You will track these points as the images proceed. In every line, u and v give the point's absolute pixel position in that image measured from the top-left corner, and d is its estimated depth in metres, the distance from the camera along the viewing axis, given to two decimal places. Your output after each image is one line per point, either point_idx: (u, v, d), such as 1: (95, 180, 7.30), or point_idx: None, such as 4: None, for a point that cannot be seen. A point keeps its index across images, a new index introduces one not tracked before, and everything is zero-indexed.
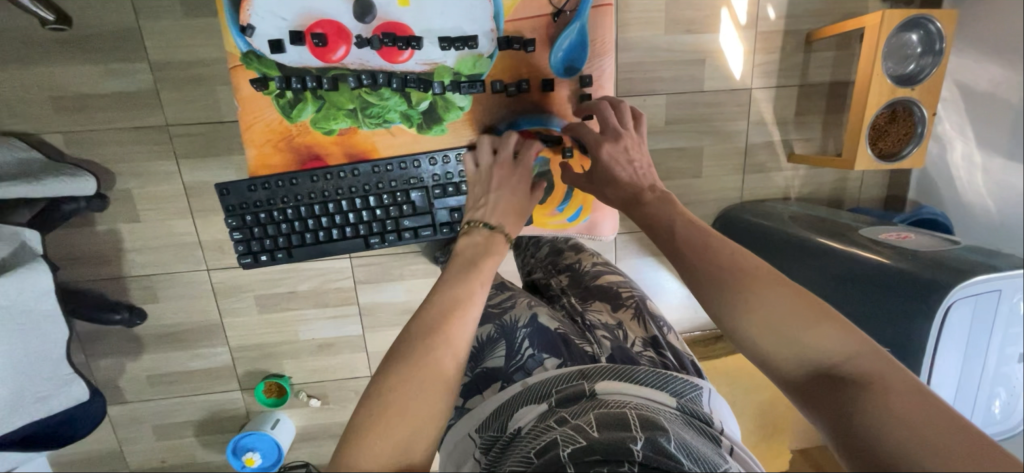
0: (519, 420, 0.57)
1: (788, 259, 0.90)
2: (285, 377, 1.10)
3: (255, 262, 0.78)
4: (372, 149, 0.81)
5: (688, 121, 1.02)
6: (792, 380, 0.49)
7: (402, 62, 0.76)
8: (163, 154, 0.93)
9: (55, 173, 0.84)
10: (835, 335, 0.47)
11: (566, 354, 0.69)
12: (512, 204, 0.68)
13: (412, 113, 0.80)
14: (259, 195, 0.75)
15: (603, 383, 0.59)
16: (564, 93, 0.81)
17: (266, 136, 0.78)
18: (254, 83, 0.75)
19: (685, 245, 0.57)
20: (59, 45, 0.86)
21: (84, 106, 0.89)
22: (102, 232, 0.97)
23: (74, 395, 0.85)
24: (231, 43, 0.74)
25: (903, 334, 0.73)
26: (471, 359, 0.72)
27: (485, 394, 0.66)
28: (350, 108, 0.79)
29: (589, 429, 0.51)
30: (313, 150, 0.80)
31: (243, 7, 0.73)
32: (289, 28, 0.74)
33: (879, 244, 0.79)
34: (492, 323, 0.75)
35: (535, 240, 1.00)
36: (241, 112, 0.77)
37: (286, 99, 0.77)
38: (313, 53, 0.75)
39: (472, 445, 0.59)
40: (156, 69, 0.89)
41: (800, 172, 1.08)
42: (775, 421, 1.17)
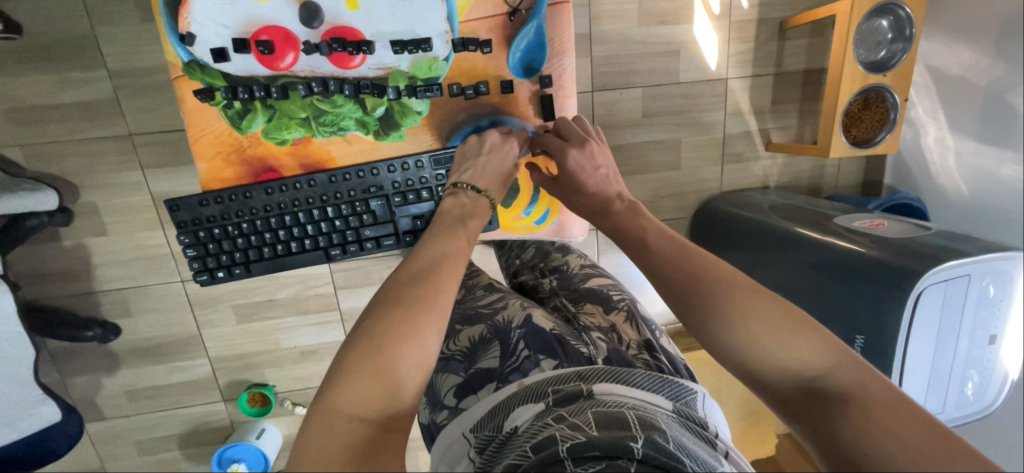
0: (516, 418, 0.57)
1: (767, 249, 0.90)
2: (269, 386, 1.08)
3: (212, 279, 0.77)
4: (329, 159, 0.79)
5: (665, 113, 1.02)
6: (775, 391, 0.48)
7: (354, 67, 0.75)
8: (128, 165, 0.90)
9: (13, 188, 0.81)
10: (818, 345, 0.47)
11: (562, 356, 0.66)
12: (497, 172, 0.74)
13: (367, 120, 0.78)
14: (211, 211, 0.73)
15: (601, 385, 0.58)
16: (525, 95, 0.80)
17: (216, 149, 0.76)
18: (198, 94, 0.73)
19: (665, 257, 0.58)
20: (10, 55, 0.82)
21: (40, 117, 0.86)
22: (69, 246, 0.94)
23: (46, 416, 0.83)
24: (172, 53, 0.72)
25: (877, 322, 0.73)
26: (461, 361, 0.71)
27: (479, 395, 0.64)
28: (303, 117, 0.76)
29: (588, 428, 0.50)
30: (267, 162, 0.77)
31: (182, 14, 0.70)
32: (233, 36, 0.71)
33: (853, 232, 0.80)
34: (483, 323, 0.75)
35: (522, 242, 1.00)
36: (188, 125, 0.75)
37: (234, 110, 0.75)
38: (260, 62, 0.73)
39: (467, 446, 0.58)
40: (115, 76, 0.86)
41: (779, 161, 1.08)
42: (760, 408, 1.18)
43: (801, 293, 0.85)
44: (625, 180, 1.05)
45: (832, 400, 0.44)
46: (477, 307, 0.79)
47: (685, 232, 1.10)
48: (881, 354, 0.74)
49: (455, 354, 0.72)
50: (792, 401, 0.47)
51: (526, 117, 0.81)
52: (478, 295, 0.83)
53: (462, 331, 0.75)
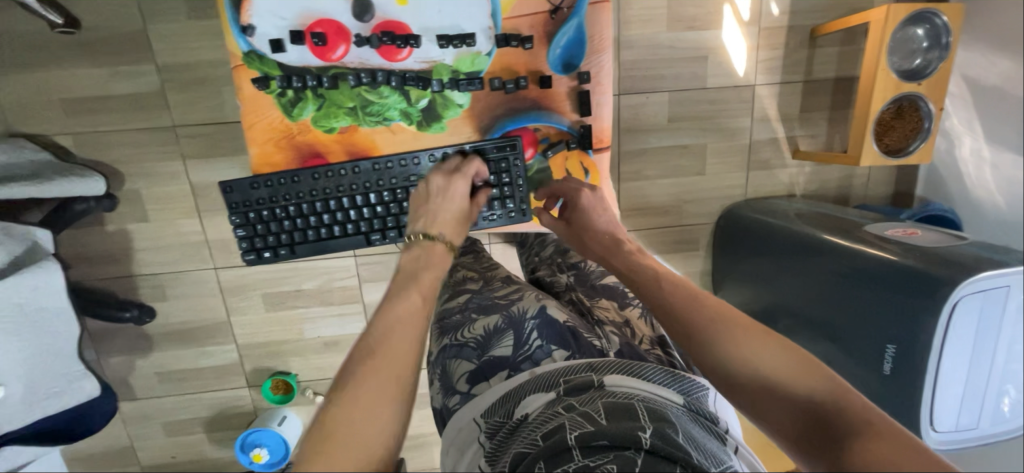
0: (527, 406, 0.58)
1: (792, 256, 0.90)
2: (292, 374, 1.11)
3: (258, 258, 0.79)
4: (373, 147, 0.81)
5: (691, 118, 1.02)
6: (780, 426, 0.48)
7: (401, 60, 0.77)
8: (170, 155, 0.95)
9: (66, 173, 0.86)
10: (823, 380, 0.47)
11: (575, 347, 0.68)
12: (455, 217, 0.66)
13: (412, 110, 0.81)
14: (261, 194, 0.76)
15: (612, 377, 0.59)
16: (563, 90, 0.82)
17: (268, 135, 0.79)
18: (255, 83, 0.76)
19: (673, 288, 0.60)
20: (68, 49, 0.88)
21: (92, 108, 0.91)
22: (112, 231, 0.98)
23: (86, 391, 0.87)
24: (233, 43, 0.75)
25: (909, 332, 0.72)
26: (475, 348, 0.70)
27: (491, 381, 0.65)
28: (350, 106, 0.79)
29: (597, 417, 0.51)
30: (314, 147, 0.80)
31: (243, 7, 0.73)
32: (289, 28, 0.75)
33: (885, 241, 0.78)
34: (498, 313, 0.74)
35: (541, 238, 1.00)
36: (244, 112, 0.78)
37: (287, 98, 0.78)
38: (313, 53, 0.76)
39: (476, 430, 0.59)
40: (162, 71, 0.90)
41: (806, 169, 1.07)
42: None
43: (826, 300, 0.84)
44: (648, 183, 1.05)
45: (840, 434, 0.44)
46: (493, 297, 0.79)
47: (707, 237, 1.09)
48: (912, 363, 0.72)
49: (469, 341, 0.71)
50: (798, 433, 0.46)
51: (565, 113, 0.83)
52: (495, 286, 0.82)
53: (477, 320, 0.74)
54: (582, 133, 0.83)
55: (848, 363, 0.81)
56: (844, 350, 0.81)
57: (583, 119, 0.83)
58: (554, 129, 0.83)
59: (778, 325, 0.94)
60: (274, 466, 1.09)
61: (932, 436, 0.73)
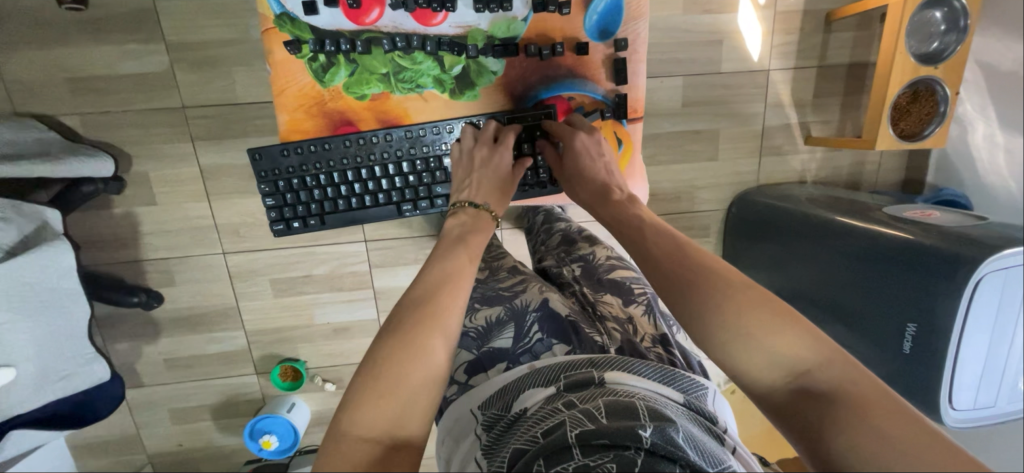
0: (526, 400, 0.55)
1: (807, 240, 0.89)
2: (301, 361, 1.10)
3: (288, 228, 0.78)
4: (405, 115, 0.82)
5: (705, 103, 1.01)
6: (763, 389, 0.45)
7: (436, 25, 0.78)
8: (179, 136, 0.93)
9: (73, 153, 0.85)
10: (806, 339, 0.44)
11: (575, 341, 0.67)
12: (494, 184, 0.71)
13: (445, 77, 0.81)
14: (291, 162, 0.74)
15: (612, 373, 0.57)
16: (598, 58, 0.83)
17: (300, 101, 0.79)
18: (287, 46, 0.75)
19: (657, 248, 0.55)
20: (74, 27, 0.86)
21: (99, 88, 0.89)
22: (119, 215, 0.97)
23: (97, 374, 0.87)
24: (265, 5, 0.74)
25: (926, 314, 0.72)
26: (475, 338, 0.69)
27: (489, 373, 0.64)
28: (384, 72, 0.80)
29: (598, 415, 0.49)
30: (346, 115, 0.80)
31: None
32: None
33: (900, 221, 0.79)
34: (502, 304, 0.73)
35: (549, 228, 0.98)
36: (274, 77, 0.77)
37: (319, 63, 0.78)
38: (347, 16, 0.75)
39: (474, 421, 0.57)
40: (172, 50, 0.88)
41: (818, 155, 1.07)
42: None
43: (841, 284, 0.84)
44: (661, 168, 1.05)
45: (823, 397, 0.42)
46: (498, 288, 0.77)
47: (719, 224, 1.09)
48: (930, 343, 0.72)
49: (470, 330, 0.70)
50: (779, 399, 0.44)
51: (599, 81, 0.84)
52: (500, 277, 0.81)
53: (480, 310, 0.73)
54: (616, 101, 0.84)
55: (863, 345, 0.81)
56: (859, 333, 0.82)
57: (619, 87, 0.84)
58: (589, 99, 0.84)
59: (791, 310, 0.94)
60: (284, 452, 1.09)
61: (950, 415, 0.74)
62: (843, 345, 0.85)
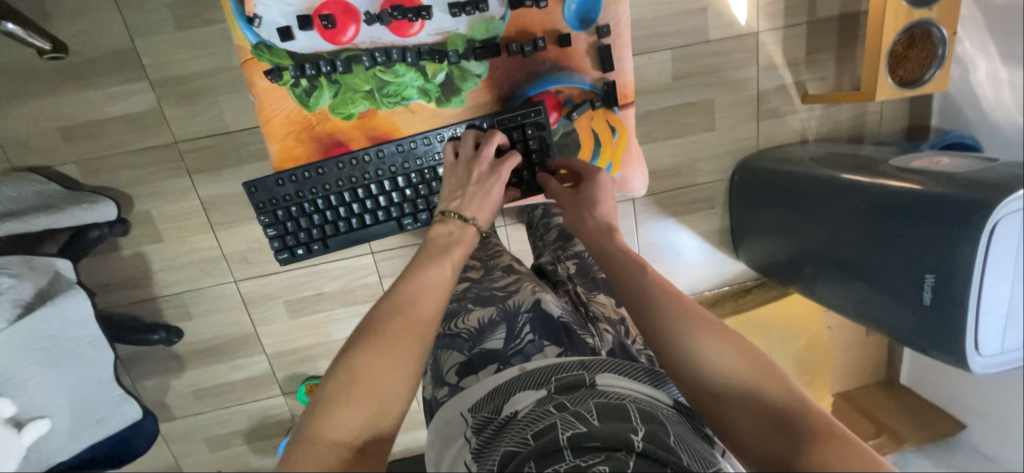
0: (518, 402, 0.55)
1: (813, 201, 0.88)
2: None
3: (292, 256, 0.78)
4: (394, 129, 0.81)
5: (696, 74, 1.00)
6: (744, 427, 0.49)
7: (413, 35, 0.77)
8: (176, 171, 0.93)
9: (76, 201, 0.86)
10: (785, 387, 0.49)
11: (568, 344, 0.64)
12: (488, 200, 0.68)
13: (429, 87, 0.80)
14: (287, 190, 0.74)
15: (604, 376, 0.56)
16: (582, 47, 0.82)
17: (286, 128, 0.78)
18: (268, 75, 0.75)
19: (659, 293, 0.57)
20: (57, 75, 0.86)
21: (91, 133, 0.90)
22: (128, 255, 0.98)
23: (130, 415, 0.89)
24: (240, 37, 0.74)
25: (948, 261, 0.70)
26: (467, 340, 0.66)
27: (480, 374, 0.61)
28: (367, 89, 0.79)
29: (589, 417, 0.49)
30: (335, 136, 0.80)
31: None
32: (296, 13, 0.73)
33: (909, 172, 0.77)
34: (495, 305, 0.70)
35: (546, 223, 0.97)
36: (259, 107, 0.77)
37: (302, 88, 0.77)
38: (323, 37, 0.75)
39: (464, 424, 0.55)
40: (157, 86, 0.88)
41: (817, 112, 1.05)
42: (814, 368, 1.18)
43: (852, 242, 0.83)
44: (658, 144, 1.03)
45: (803, 439, 0.46)
46: (492, 288, 0.74)
47: (723, 194, 1.09)
48: (953, 292, 0.71)
49: (461, 332, 0.67)
50: (769, 447, 0.47)
51: (584, 71, 0.83)
52: (495, 277, 0.77)
53: (473, 310, 0.70)
54: (605, 90, 0.83)
55: (882, 300, 0.81)
56: (876, 288, 0.81)
57: (604, 74, 0.83)
58: (577, 90, 0.84)
59: (804, 272, 0.94)
60: None
61: (977, 361, 0.73)
62: (860, 302, 0.85)
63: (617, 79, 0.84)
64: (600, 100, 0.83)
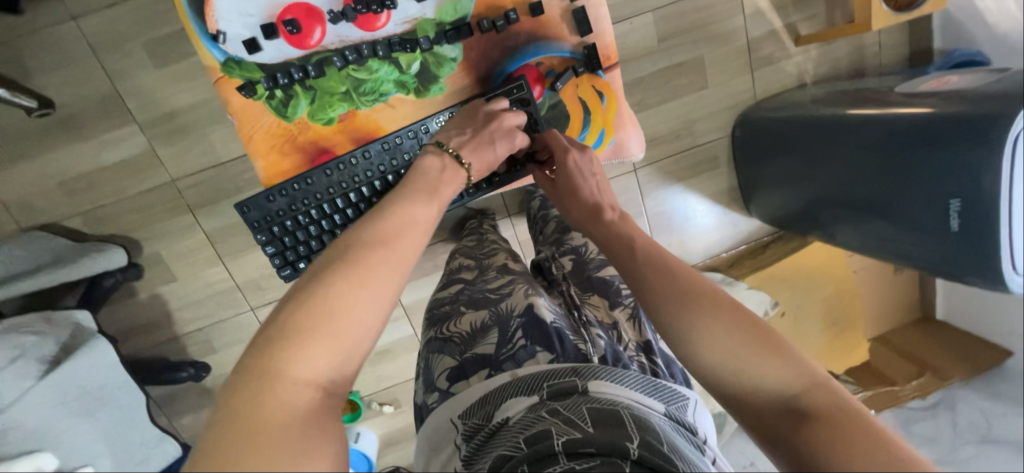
0: (509, 409, 0.48)
1: (820, 144, 0.85)
2: (355, 392, 1.13)
3: (294, 271, 0.78)
4: (377, 127, 0.80)
5: (682, 32, 0.97)
6: (745, 410, 0.42)
7: (381, 27, 0.75)
8: (177, 209, 0.94)
9: (84, 252, 0.87)
10: (789, 363, 0.42)
11: (561, 350, 0.54)
12: (489, 157, 0.64)
13: (406, 78, 0.79)
14: (279, 205, 0.74)
15: (599, 383, 0.47)
16: (556, 13, 0.80)
17: (269, 142, 0.77)
18: (241, 91, 0.74)
19: (644, 268, 0.50)
20: (49, 131, 0.87)
21: (90, 184, 0.90)
22: (145, 299, 0.99)
23: (169, 453, 0.89)
24: (208, 56, 0.73)
25: (972, 182, 0.67)
26: (459, 343, 0.59)
27: (470, 380, 0.54)
28: (343, 90, 0.78)
29: (583, 423, 0.42)
30: (319, 144, 0.79)
31: (207, 13, 0.71)
32: (260, 23, 0.72)
33: (918, 97, 0.74)
34: (487, 308, 0.62)
35: (545, 215, 0.94)
36: (239, 125, 0.76)
37: (277, 100, 0.76)
38: (290, 44, 0.74)
39: (453, 431, 0.50)
40: (146, 128, 0.89)
41: (812, 53, 1.01)
42: (844, 315, 1.15)
43: (867, 178, 0.79)
44: (652, 111, 1.01)
45: (811, 421, 0.39)
46: (485, 289, 0.67)
47: (726, 151, 1.07)
48: (983, 211, 0.67)
49: (453, 336, 0.61)
50: (774, 433, 0.40)
51: (562, 37, 0.82)
52: (489, 277, 0.71)
53: (465, 314, 0.63)
54: (585, 54, 0.82)
55: (907, 234, 0.77)
56: (899, 223, 0.77)
57: (584, 39, 0.82)
58: (557, 58, 0.82)
59: (821, 218, 0.91)
60: None
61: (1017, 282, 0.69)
62: (885, 239, 0.81)
63: (596, 41, 0.82)
64: (583, 65, 0.81)
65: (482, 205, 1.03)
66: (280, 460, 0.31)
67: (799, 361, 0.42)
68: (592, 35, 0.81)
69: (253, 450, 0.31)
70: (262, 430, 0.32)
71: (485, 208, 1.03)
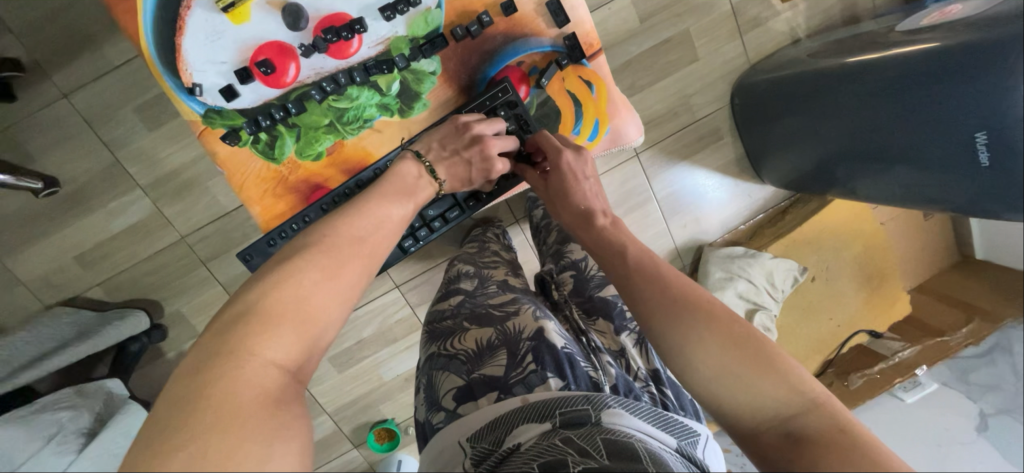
0: (519, 435, 0.45)
1: (824, 98, 0.82)
2: (390, 419, 1.12)
3: None
4: (366, 155, 0.80)
5: (663, 8, 0.94)
6: (741, 428, 0.40)
7: (354, 53, 0.75)
8: (191, 265, 0.95)
9: (106, 321, 0.88)
10: (789, 382, 0.39)
11: (572, 378, 0.52)
12: (461, 177, 0.65)
13: (388, 100, 0.78)
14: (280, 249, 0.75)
15: (611, 413, 0.45)
16: (530, 8, 0.79)
17: (262, 187, 0.77)
18: (226, 139, 0.75)
19: (637, 280, 0.48)
20: (59, 208, 0.88)
21: (105, 252, 0.92)
22: (173, 357, 1.00)
23: None
24: (188, 110, 0.74)
25: (993, 111, 0.62)
26: (465, 362, 0.56)
27: (479, 403, 0.51)
28: (327, 123, 0.77)
29: (597, 456, 0.40)
30: (312, 181, 0.79)
31: (182, 68, 0.72)
32: (235, 70, 0.73)
33: (922, 32, 0.71)
34: (493, 326, 0.60)
35: (548, 224, 0.91)
36: (229, 174, 0.77)
37: (263, 143, 0.76)
38: (267, 84, 0.74)
39: (461, 454, 0.46)
40: (149, 190, 0.90)
41: (801, 7, 0.98)
42: (878, 270, 1.11)
43: (879, 127, 0.75)
44: (645, 92, 0.99)
45: (815, 445, 0.36)
46: (488, 305, 0.65)
47: (727, 121, 1.04)
48: (1012, 145, 0.62)
49: (459, 353, 0.58)
50: (775, 457, 0.38)
51: (540, 32, 0.80)
52: (490, 291, 0.70)
53: (469, 330, 0.60)
54: (567, 45, 0.81)
55: (937, 179, 0.72)
56: (922, 169, 0.73)
57: (563, 32, 0.80)
58: (538, 54, 0.81)
59: (838, 173, 0.87)
60: None
61: None
62: (908, 187, 0.77)
63: (575, 30, 0.80)
64: (565, 58, 0.80)
65: (488, 215, 1.02)
66: (250, 436, 0.30)
67: (799, 380, 0.40)
68: (570, 25, 0.80)
69: (224, 426, 0.31)
70: (231, 412, 0.31)
71: (490, 217, 1.02)
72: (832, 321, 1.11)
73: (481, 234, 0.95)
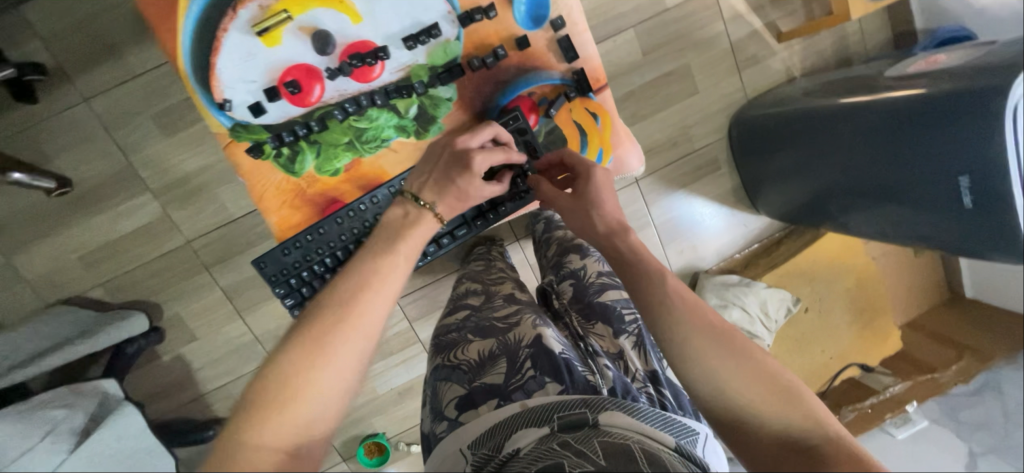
0: (518, 440, 0.46)
1: (817, 135, 0.85)
2: (381, 433, 1.11)
3: None
4: (381, 172, 0.82)
5: (666, 43, 0.99)
6: (763, 454, 0.42)
7: (377, 77, 0.78)
8: (194, 269, 0.96)
9: (106, 322, 0.89)
10: (809, 416, 0.42)
11: (570, 381, 0.53)
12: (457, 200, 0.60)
13: (405, 123, 0.81)
14: (293, 258, 0.76)
15: (608, 416, 0.47)
16: (541, 43, 0.83)
17: (280, 198, 0.80)
18: (250, 152, 0.77)
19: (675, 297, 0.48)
20: (68, 208, 0.90)
21: (109, 254, 0.93)
22: (168, 361, 1.00)
23: None
24: (215, 122, 0.76)
25: (979, 155, 0.65)
26: (467, 372, 0.58)
27: (480, 410, 0.52)
28: (346, 141, 0.80)
29: (595, 456, 0.41)
30: (328, 194, 0.81)
31: (213, 84, 0.75)
32: (262, 88, 0.76)
33: (910, 78, 0.75)
34: (495, 337, 0.61)
35: (549, 238, 0.92)
36: (250, 186, 0.79)
37: (285, 157, 0.79)
38: (292, 103, 0.77)
39: (463, 462, 0.48)
40: (158, 194, 0.92)
41: (796, 48, 1.03)
42: (870, 303, 1.13)
43: (871, 165, 0.79)
44: (647, 122, 1.03)
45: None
46: (492, 317, 0.66)
47: (725, 152, 1.08)
48: (993, 187, 0.65)
49: (460, 363, 0.59)
50: None
51: (551, 65, 0.84)
52: (496, 305, 0.71)
53: (473, 341, 0.61)
54: (575, 79, 0.84)
55: (927, 216, 0.75)
56: (913, 207, 0.76)
57: (574, 67, 0.84)
58: (548, 87, 0.84)
59: (831, 208, 0.90)
60: None
61: None
62: (898, 223, 0.80)
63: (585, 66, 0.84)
64: (574, 91, 0.84)
65: (490, 233, 1.04)
66: None
67: (818, 415, 0.43)
68: (580, 61, 0.84)
69: None
70: None
71: (493, 236, 1.04)
72: (824, 352, 1.13)
73: (484, 252, 0.96)
